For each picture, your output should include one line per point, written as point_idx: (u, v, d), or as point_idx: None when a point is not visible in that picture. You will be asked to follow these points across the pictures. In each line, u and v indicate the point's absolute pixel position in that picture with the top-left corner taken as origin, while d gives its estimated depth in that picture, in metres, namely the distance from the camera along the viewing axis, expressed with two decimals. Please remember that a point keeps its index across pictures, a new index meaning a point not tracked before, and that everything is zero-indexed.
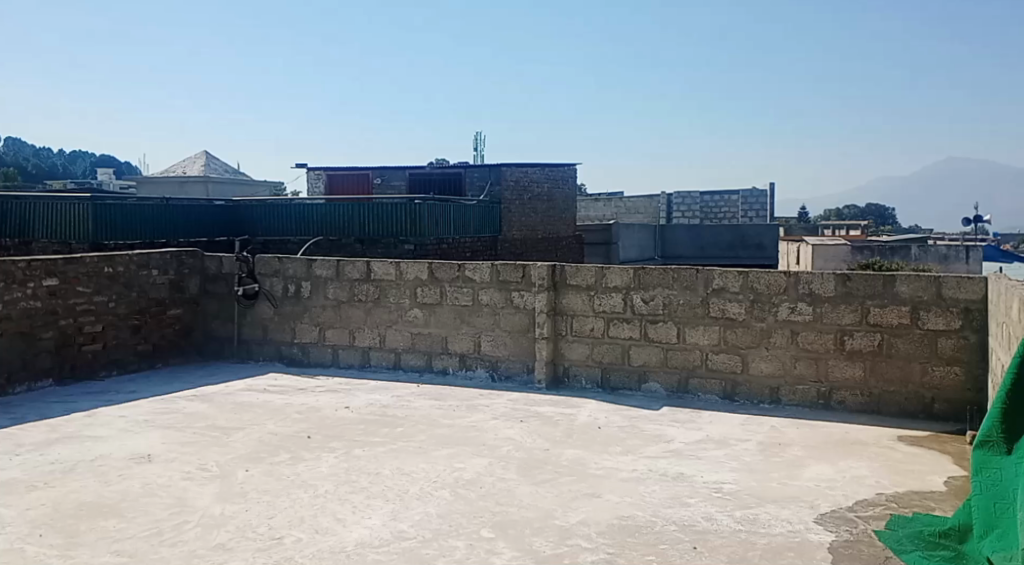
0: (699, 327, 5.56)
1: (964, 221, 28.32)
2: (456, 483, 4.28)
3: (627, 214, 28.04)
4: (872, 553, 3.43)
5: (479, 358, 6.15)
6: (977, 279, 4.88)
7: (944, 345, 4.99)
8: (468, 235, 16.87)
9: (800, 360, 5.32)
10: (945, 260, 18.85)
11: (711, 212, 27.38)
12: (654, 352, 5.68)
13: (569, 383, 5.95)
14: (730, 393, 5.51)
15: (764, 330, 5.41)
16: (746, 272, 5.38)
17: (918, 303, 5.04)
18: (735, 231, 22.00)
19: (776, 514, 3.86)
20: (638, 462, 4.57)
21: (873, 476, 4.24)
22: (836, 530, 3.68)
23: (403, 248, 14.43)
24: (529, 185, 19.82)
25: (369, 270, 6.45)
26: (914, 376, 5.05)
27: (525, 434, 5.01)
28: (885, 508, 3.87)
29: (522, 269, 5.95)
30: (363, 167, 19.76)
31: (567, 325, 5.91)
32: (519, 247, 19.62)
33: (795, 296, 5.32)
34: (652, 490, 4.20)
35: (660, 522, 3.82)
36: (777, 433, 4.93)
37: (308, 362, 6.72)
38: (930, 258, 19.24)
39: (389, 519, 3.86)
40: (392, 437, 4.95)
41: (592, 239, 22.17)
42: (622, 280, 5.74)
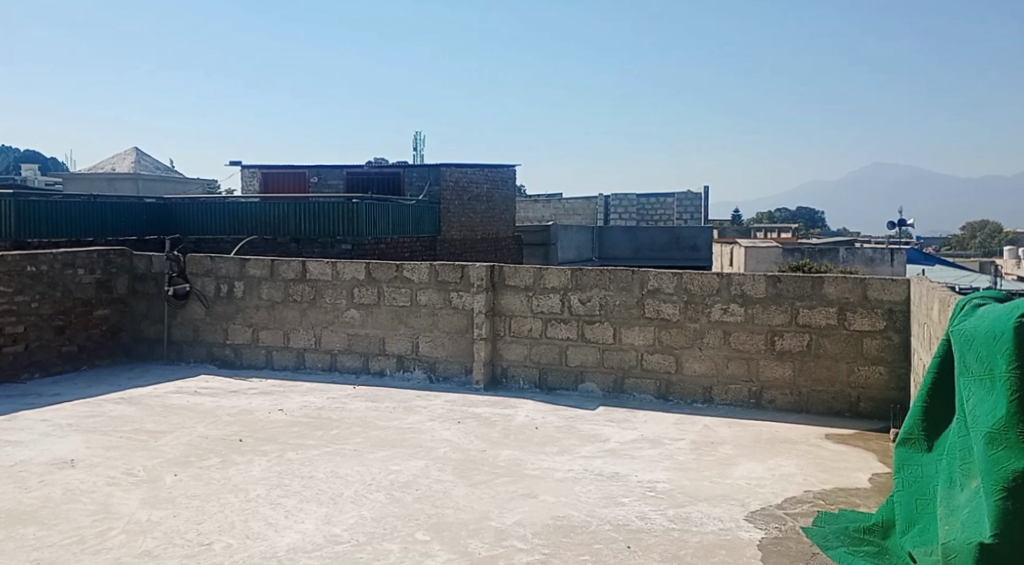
0: (634, 328, 5.62)
1: (890, 225, 29.34)
2: (392, 486, 4.24)
3: (565, 215, 28.26)
4: (800, 550, 3.51)
5: (416, 359, 6.10)
6: (900, 281, 5.04)
7: (869, 345, 5.14)
8: (406, 234, 16.76)
9: (732, 360, 5.43)
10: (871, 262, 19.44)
11: (647, 214, 27.71)
12: (591, 352, 5.72)
13: (506, 383, 5.95)
14: (664, 393, 5.59)
15: (697, 330, 5.49)
16: (680, 274, 5.46)
17: (844, 305, 5.19)
18: (671, 233, 22.33)
19: (708, 512, 3.93)
20: (573, 462, 4.60)
21: (801, 474, 4.35)
22: (765, 527, 3.75)
23: (339, 248, 14.25)
24: (468, 186, 19.78)
25: (304, 270, 6.34)
26: (841, 375, 5.20)
27: (462, 435, 4.99)
28: (812, 505, 3.97)
29: (461, 270, 5.92)
30: (300, 165, 19.48)
31: (505, 325, 5.91)
32: (459, 248, 19.57)
33: (727, 297, 5.41)
34: (587, 490, 4.23)
35: (595, 522, 3.84)
36: (709, 432, 5.01)
37: (240, 363, 6.58)
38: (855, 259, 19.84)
39: (322, 523, 3.80)
40: (327, 439, 4.88)
41: (531, 240, 22.23)
42: (560, 281, 5.77)
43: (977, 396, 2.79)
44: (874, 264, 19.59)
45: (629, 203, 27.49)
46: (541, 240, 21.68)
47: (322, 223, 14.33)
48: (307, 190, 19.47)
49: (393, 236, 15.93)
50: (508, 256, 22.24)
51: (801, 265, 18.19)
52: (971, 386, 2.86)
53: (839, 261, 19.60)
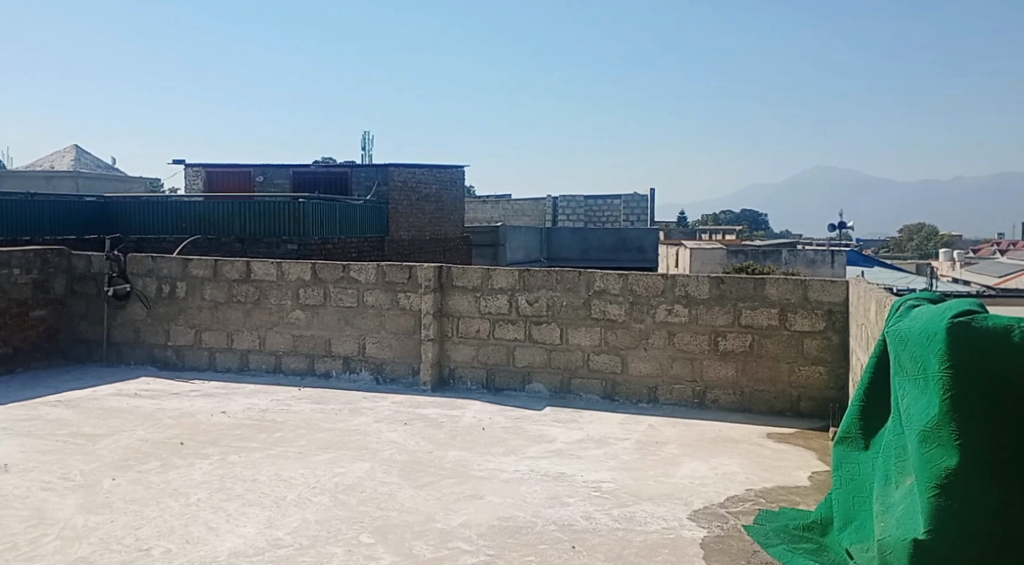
0: (581, 328, 5.65)
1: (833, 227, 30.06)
2: (336, 489, 4.20)
3: (514, 216, 28.30)
4: (741, 548, 3.56)
5: (363, 361, 6.06)
6: (839, 283, 5.16)
7: (809, 346, 5.25)
8: (353, 233, 16.61)
9: (676, 360, 5.49)
10: (813, 265, 19.88)
11: (595, 216, 27.86)
12: (538, 353, 5.74)
13: (453, 384, 5.93)
14: (610, 393, 5.63)
15: (642, 331, 5.55)
16: (626, 275, 5.52)
17: (786, 306, 5.29)
18: (618, 235, 22.44)
19: (652, 511, 3.97)
20: (520, 462, 4.61)
21: (743, 473, 4.42)
22: (707, 525, 3.80)
23: (286, 248, 14.02)
24: (416, 186, 19.70)
25: (248, 270, 6.25)
26: (782, 375, 5.30)
27: (408, 437, 4.97)
28: (753, 503, 4.03)
29: (408, 270, 5.89)
30: (244, 164, 19.21)
31: (452, 326, 5.90)
32: (407, 248, 19.46)
33: (671, 298, 5.48)
34: (533, 490, 4.24)
35: (540, 522, 3.86)
36: (654, 432, 5.07)
37: (182, 365, 6.46)
38: (797, 261, 20.25)
39: (265, 527, 3.74)
40: (270, 442, 4.81)
41: (480, 241, 22.21)
42: (508, 282, 5.77)
43: (911, 395, 2.83)
44: (816, 267, 20.03)
45: (578, 204, 27.65)
46: (491, 240, 21.68)
47: (267, 222, 14.12)
48: (252, 189, 19.22)
49: (340, 236, 15.77)
50: (457, 256, 22.22)
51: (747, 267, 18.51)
52: (905, 386, 2.92)
53: (782, 264, 20.00)
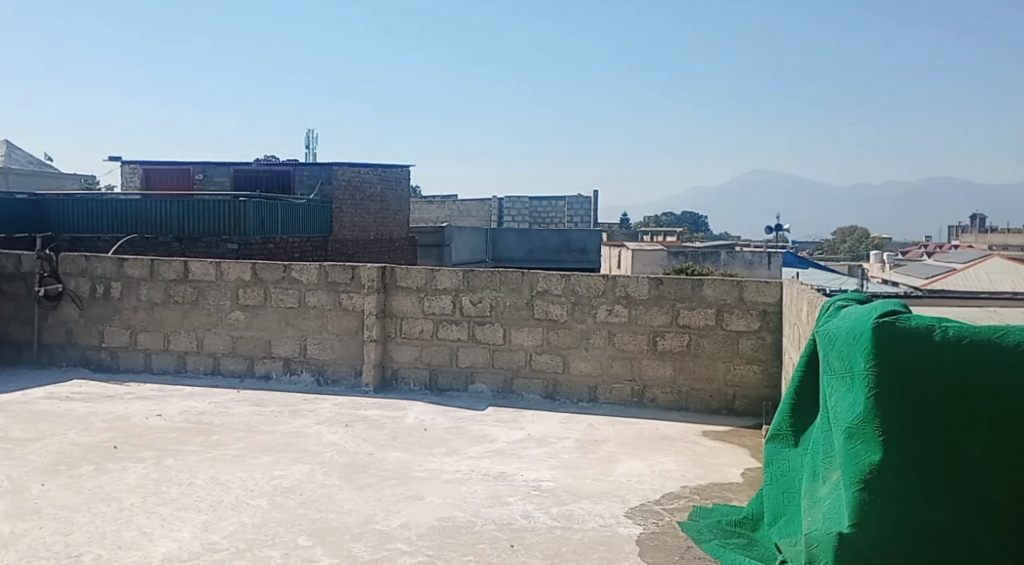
0: (524, 328, 5.70)
1: (774, 228, 30.75)
2: (274, 492, 4.16)
3: (460, 216, 28.30)
4: (676, 543, 3.61)
5: (304, 362, 6.01)
6: (773, 284, 5.29)
7: (744, 345, 5.38)
8: (296, 232, 16.41)
9: (616, 359, 5.58)
10: (751, 265, 20.28)
11: (540, 216, 28.03)
12: (480, 353, 5.77)
13: (396, 385, 5.92)
14: (552, 392, 5.69)
15: (584, 331, 5.62)
16: (568, 275, 5.59)
17: (722, 306, 5.41)
18: (561, 236, 22.34)
19: (590, 509, 4.02)
20: (461, 462, 4.63)
21: (679, 470, 4.51)
22: (644, 522, 3.86)
23: (225, 248, 13.80)
24: (361, 186, 19.59)
25: (186, 270, 6.15)
26: (719, 374, 5.42)
27: (349, 439, 4.95)
28: (688, 500, 4.11)
29: (351, 271, 5.86)
30: (184, 161, 18.86)
31: (395, 326, 5.89)
32: (352, 248, 19.30)
33: (612, 298, 5.56)
34: (474, 490, 4.26)
35: (480, 522, 3.88)
36: (594, 431, 5.13)
37: (117, 368, 6.32)
38: (737, 262, 20.63)
39: (199, 531, 3.70)
40: (207, 445, 4.75)
41: (426, 241, 22.14)
42: (451, 282, 5.79)
43: (839, 393, 2.87)
44: (754, 267, 20.45)
45: (524, 206, 27.81)
46: (437, 240, 21.63)
47: (207, 221, 13.94)
48: (193, 186, 18.91)
49: (281, 235, 15.54)
50: (403, 256, 22.12)
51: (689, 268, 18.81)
52: (835, 383, 2.95)
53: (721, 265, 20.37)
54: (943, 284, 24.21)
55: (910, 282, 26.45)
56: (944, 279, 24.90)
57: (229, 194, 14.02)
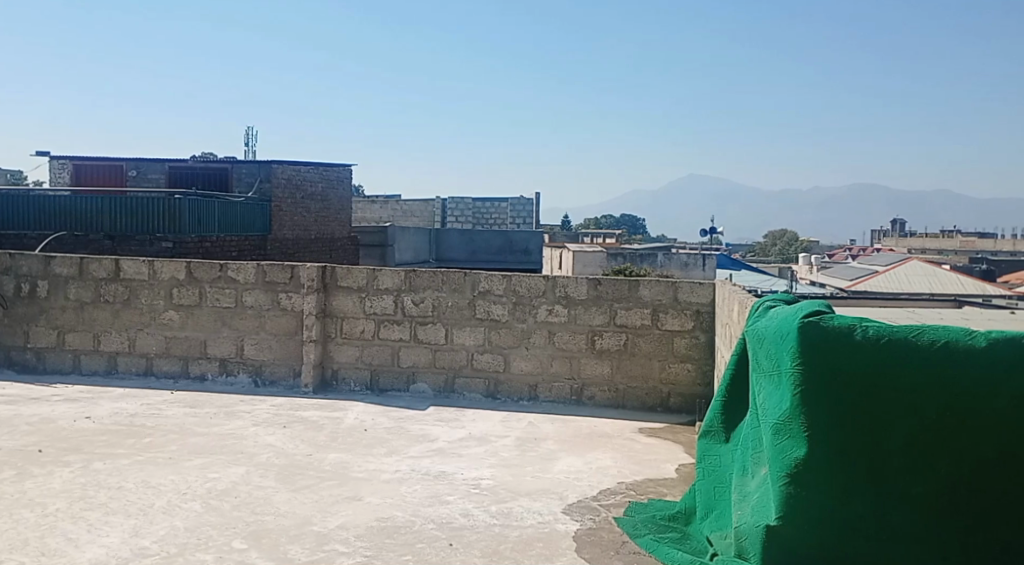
0: (465, 328, 5.71)
1: (713, 231, 31.35)
2: (208, 494, 4.08)
3: (403, 216, 28.15)
4: (611, 539, 3.66)
5: (241, 363, 5.91)
6: (706, 285, 5.43)
7: (679, 344, 5.51)
8: (232, 231, 16.12)
9: (556, 359, 5.63)
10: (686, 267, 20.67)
11: (483, 217, 28.05)
12: (422, 353, 5.75)
13: (336, 386, 5.87)
14: (493, 392, 5.71)
15: (524, 330, 5.65)
16: (510, 275, 5.62)
17: (658, 306, 5.52)
18: (504, 236, 22.33)
19: (529, 507, 4.04)
20: (401, 462, 4.61)
21: (615, 466, 4.57)
22: (581, 518, 3.90)
23: (158, 246, 13.44)
24: (301, 184, 19.35)
25: (117, 268, 5.99)
26: (654, 372, 5.54)
27: (287, 440, 4.88)
28: (624, 496, 4.17)
29: (290, 270, 5.78)
30: (117, 158, 18.35)
31: (336, 326, 5.84)
32: (292, 248, 19.02)
33: (552, 299, 5.62)
34: (413, 490, 4.24)
35: (419, 521, 3.86)
36: (533, 429, 5.18)
37: (43, 369, 6.12)
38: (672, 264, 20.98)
39: (129, 536, 3.60)
40: (138, 448, 4.63)
41: (367, 241, 21.96)
42: (393, 282, 5.76)
43: (768, 390, 2.94)
44: (689, 270, 20.84)
45: (467, 207, 27.80)
46: (378, 240, 21.46)
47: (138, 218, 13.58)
48: (125, 183, 18.40)
49: (218, 233, 15.25)
50: (343, 256, 21.89)
51: (626, 269, 19.07)
52: (764, 380, 3.02)
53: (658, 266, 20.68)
54: (867, 286, 25.12)
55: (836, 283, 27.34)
56: (868, 280, 25.85)
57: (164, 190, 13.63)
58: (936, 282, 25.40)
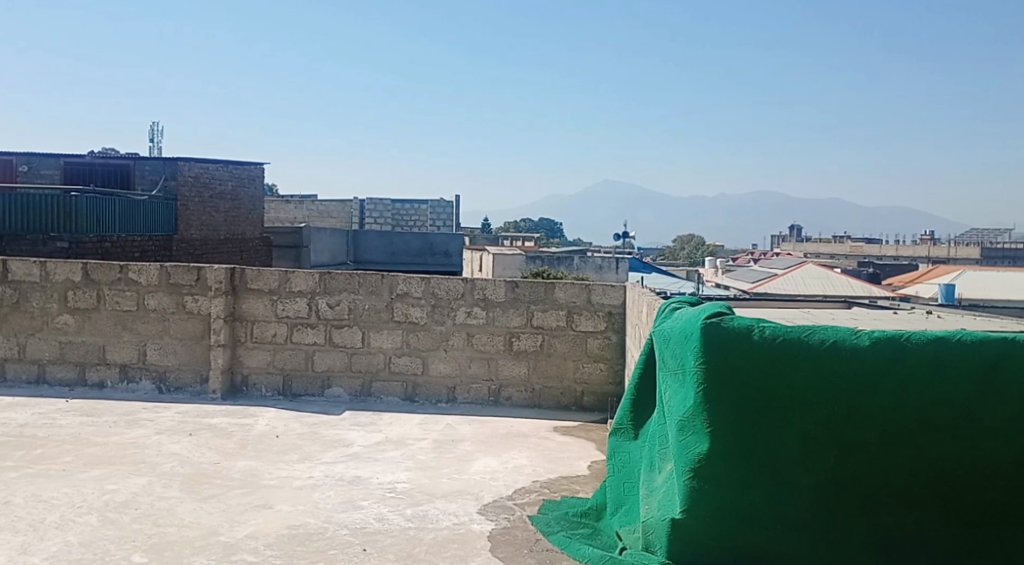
0: (382, 331, 5.62)
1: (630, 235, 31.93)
2: (106, 507, 3.88)
3: (318, 218, 27.61)
4: (526, 537, 3.64)
5: (143, 369, 5.67)
6: (618, 288, 5.51)
7: (592, 344, 5.58)
8: (134, 231, 15.51)
9: (474, 360, 5.60)
10: (602, 270, 20.96)
11: (401, 220, 27.82)
12: (338, 357, 5.63)
13: (247, 392, 5.69)
14: (410, 395, 5.63)
15: (442, 333, 5.60)
16: (427, 278, 5.56)
17: (573, 308, 5.57)
18: (424, 239, 22.18)
19: (444, 509, 3.99)
20: (313, 468, 4.49)
21: (531, 465, 4.57)
22: (496, 518, 3.88)
23: (53, 245, 12.81)
24: (209, 183, 18.81)
25: (6, 270, 5.68)
26: (569, 372, 5.59)
27: (193, 448, 4.70)
28: (539, 494, 4.17)
29: (196, 272, 5.57)
30: (6, 152, 17.39)
31: (246, 330, 5.67)
32: (197, 249, 18.49)
33: (471, 301, 5.58)
34: (326, 496, 4.14)
35: (332, 527, 3.77)
36: (450, 430, 5.14)
37: None
38: (588, 267, 21.31)
39: (17, 553, 3.39)
40: (29, 460, 4.37)
41: (281, 242, 21.46)
42: (307, 285, 5.63)
43: (673, 388, 2.98)
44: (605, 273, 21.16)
45: (385, 208, 27.48)
46: (291, 242, 21.00)
47: (30, 216, 12.92)
48: (16, 178, 17.46)
49: (119, 233, 14.66)
50: (255, 257, 21.32)
51: (544, 273, 19.20)
52: (669, 379, 3.06)
53: (575, 269, 20.91)
54: (772, 289, 26.01)
55: (743, 286, 28.19)
56: (775, 284, 26.79)
57: (58, 187, 13.00)
58: (836, 283, 26.51)
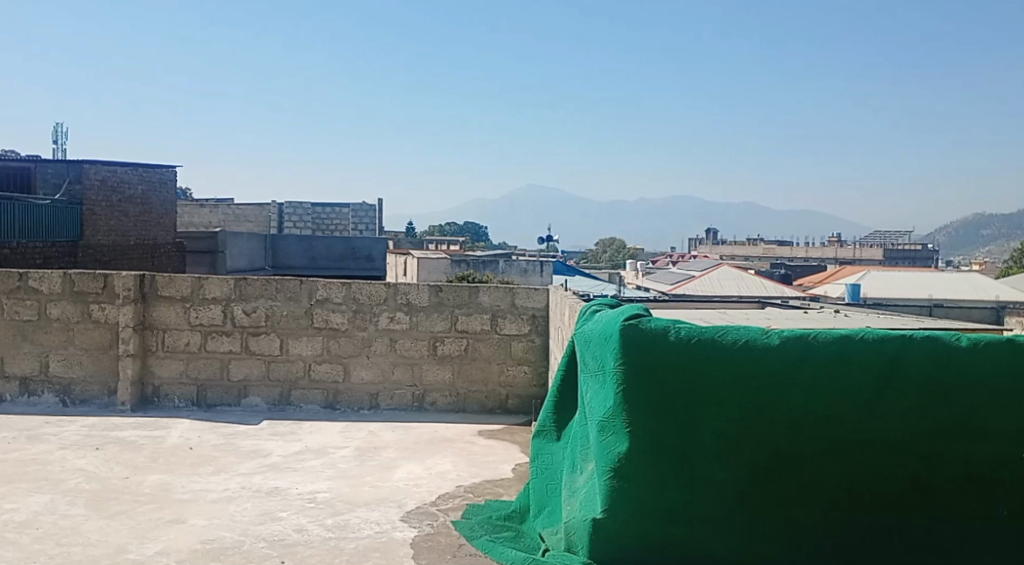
0: (302, 338, 5.51)
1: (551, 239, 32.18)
2: (4, 528, 3.68)
3: (234, 222, 26.89)
4: (449, 543, 3.62)
5: (46, 382, 5.42)
6: (541, 291, 5.54)
7: (516, 348, 5.59)
8: (36, 236, 14.81)
9: (397, 366, 5.55)
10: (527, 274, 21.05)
11: (322, 224, 27.34)
12: (255, 365, 5.50)
13: (158, 403, 5.49)
14: (331, 402, 5.53)
15: (364, 339, 5.53)
16: (348, 284, 5.48)
17: (497, 311, 5.58)
18: (346, 243, 21.85)
19: (366, 517, 3.93)
20: (229, 480, 4.36)
21: (455, 470, 4.55)
22: (419, 525, 3.84)
23: None
24: (117, 186, 18.12)
25: None
26: (493, 376, 5.59)
27: (100, 463, 4.50)
28: (462, 499, 4.15)
29: (103, 279, 5.35)
30: None
31: (157, 339, 5.47)
32: (105, 255, 17.76)
33: (393, 306, 5.53)
34: (243, 508, 4.02)
35: (248, 541, 3.66)
36: (373, 438, 5.07)
37: None
38: (513, 270, 21.35)
39: None
40: None
41: (196, 247, 20.82)
42: (222, 291, 5.48)
43: (593, 389, 3.01)
44: (530, 276, 21.27)
45: (305, 212, 26.95)
46: (207, 247, 20.40)
47: None
48: None
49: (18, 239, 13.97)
50: (168, 263, 20.62)
51: (470, 277, 19.13)
52: (590, 380, 3.08)
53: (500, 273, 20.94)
54: (693, 291, 26.60)
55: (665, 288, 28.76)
56: (695, 286, 27.42)
57: None
58: (751, 284, 27.29)
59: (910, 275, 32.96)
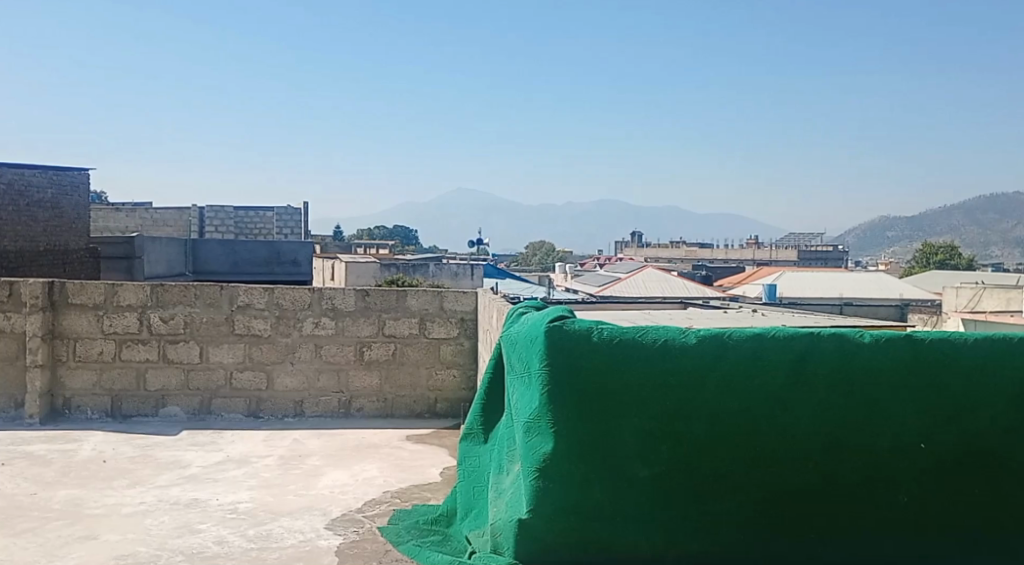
0: (223, 345, 5.38)
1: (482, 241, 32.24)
2: None
3: (154, 226, 26.08)
4: (374, 549, 3.58)
5: None
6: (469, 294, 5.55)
7: (445, 351, 5.58)
8: None
9: (323, 372, 5.47)
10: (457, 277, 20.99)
11: (246, 227, 26.70)
12: (173, 374, 5.34)
13: (69, 416, 5.29)
14: (254, 410, 5.42)
15: (288, 345, 5.43)
16: (271, 289, 5.37)
17: (425, 315, 5.56)
18: (270, 247, 21.53)
19: (289, 526, 3.86)
20: (146, 493, 4.22)
21: (382, 476, 4.51)
22: (344, 532, 3.79)
23: None
24: (26, 190, 17.42)
25: None
26: (421, 380, 5.57)
27: (5, 480, 4.31)
28: (389, 504, 4.12)
29: (8, 287, 5.12)
30: None
31: (68, 349, 5.27)
32: (10, 261, 17.03)
33: (318, 312, 5.45)
34: (159, 522, 3.90)
35: (165, 555, 3.55)
36: (297, 446, 4.98)
37: None
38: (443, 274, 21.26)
39: None
40: None
41: (111, 252, 20.11)
42: (137, 298, 5.31)
43: (519, 390, 3.02)
44: (460, 279, 21.24)
45: (229, 216, 26.26)
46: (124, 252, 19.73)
47: None
48: None
49: None
50: (81, 270, 19.86)
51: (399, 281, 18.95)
52: (517, 382, 3.09)
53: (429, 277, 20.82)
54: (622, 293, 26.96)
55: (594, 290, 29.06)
56: (624, 288, 27.80)
57: None
58: (677, 286, 27.81)
59: (828, 274, 34.16)
